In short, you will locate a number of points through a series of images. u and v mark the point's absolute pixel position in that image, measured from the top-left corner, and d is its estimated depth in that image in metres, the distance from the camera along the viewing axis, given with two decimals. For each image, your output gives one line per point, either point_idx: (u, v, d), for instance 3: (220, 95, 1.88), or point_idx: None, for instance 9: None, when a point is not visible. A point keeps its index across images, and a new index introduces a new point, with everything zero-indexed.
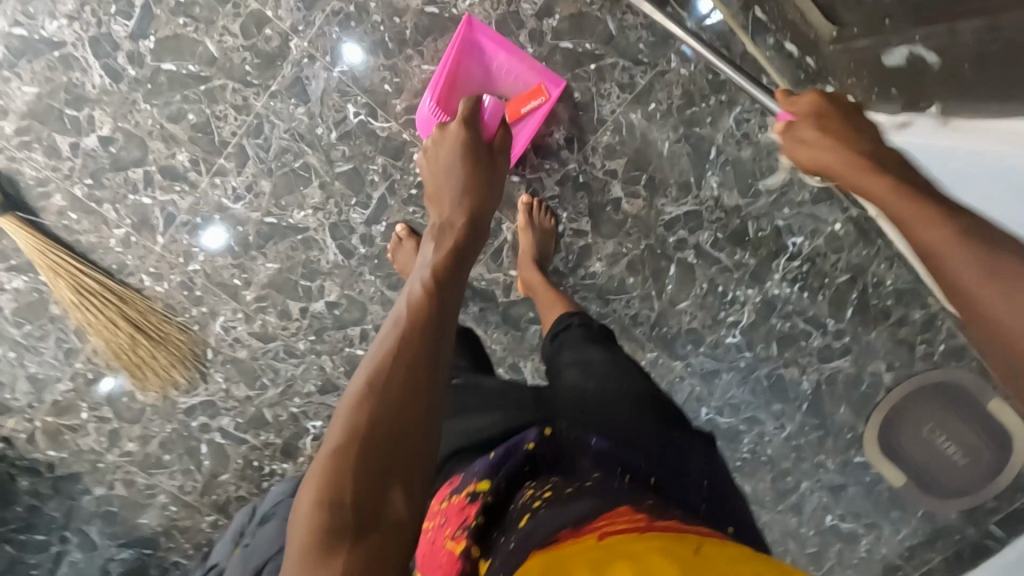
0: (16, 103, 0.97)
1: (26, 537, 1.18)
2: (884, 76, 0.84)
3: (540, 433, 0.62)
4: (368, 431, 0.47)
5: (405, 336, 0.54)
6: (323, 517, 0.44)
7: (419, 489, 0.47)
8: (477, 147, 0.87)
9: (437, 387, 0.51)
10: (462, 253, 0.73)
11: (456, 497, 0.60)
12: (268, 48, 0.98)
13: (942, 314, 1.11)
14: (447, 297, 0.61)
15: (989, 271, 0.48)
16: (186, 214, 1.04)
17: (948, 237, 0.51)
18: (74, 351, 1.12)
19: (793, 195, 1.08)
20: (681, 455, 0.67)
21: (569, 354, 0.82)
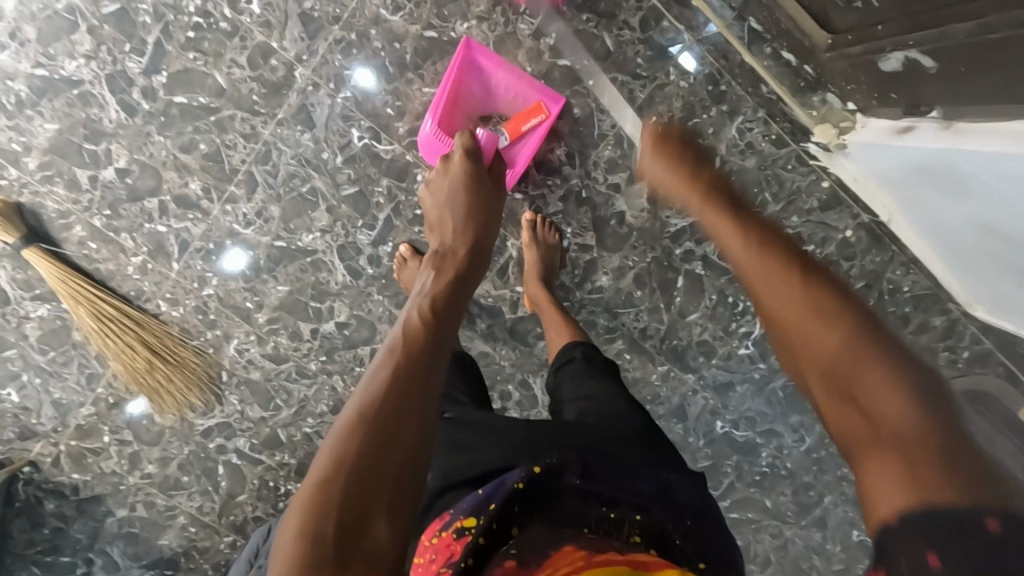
0: (39, 139, 1.02)
1: (52, 559, 1.21)
2: (883, 81, 0.84)
3: (528, 471, 0.62)
4: (355, 462, 0.48)
5: (400, 368, 0.57)
6: (302, 549, 0.44)
7: (400, 521, 0.48)
8: (481, 175, 0.89)
9: (427, 412, 0.54)
10: (460, 282, 0.76)
11: (443, 532, 0.60)
12: (274, 77, 1.00)
13: (964, 319, 1.05)
14: (446, 329, 0.66)
15: (772, 278, 0.58)
16: (200, 240, 1.07)
17: (779, 297, 0.56)
18: (96, 376, 1.15)
19: (802, 202, 1.02)
20: (668, 492, 0.64)
21: (571, 387, 0.81)
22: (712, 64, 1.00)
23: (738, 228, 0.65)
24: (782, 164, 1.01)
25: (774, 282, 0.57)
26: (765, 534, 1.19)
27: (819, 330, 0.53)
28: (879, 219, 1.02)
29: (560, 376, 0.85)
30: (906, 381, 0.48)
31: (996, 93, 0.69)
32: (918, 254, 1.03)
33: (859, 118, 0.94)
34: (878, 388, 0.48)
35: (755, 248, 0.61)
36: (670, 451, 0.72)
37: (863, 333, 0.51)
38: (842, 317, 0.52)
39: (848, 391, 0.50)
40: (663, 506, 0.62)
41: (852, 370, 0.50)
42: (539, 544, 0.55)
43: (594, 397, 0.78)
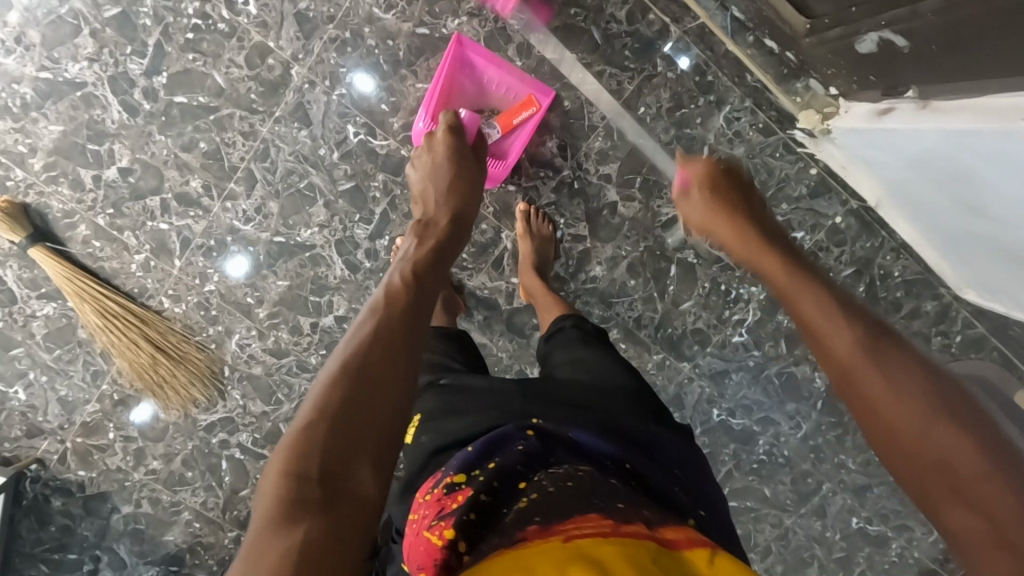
0: (44, 141, 1.04)
1: (59, 556, 1.22)
2: (860, 62, 0.86)
3: (526, 435, 0.64)
4: (337, 410, 0.50)
5: (381, 325, 0.58)
6: (286, 488, 0.46)
7: (385, 470, 0.49)
8: (462, 151, 0.92)
9: (411, 364, 0.55)
10: (444, 250, 0.76)
11: (436, 489, 0.62)
12: (271, 76, 1.03)
13: (956, 303, 1.07)
14: (428, 293, 0.66)
15: (851, 327, 0.49)
16: (201, 237, 1.09)
17: (862, 346, 0.48)
18: (101, 373, 1.18)
19: (790, 189, 1.04)
20: (653, 449, 0.70)
21: (564, 352, 0.87)
22: (698, 54, 1.02)
23: (801, 276, 0.55)
24: (770, 153, 1.03)
25: (856, 332, 0.49)
26: (765, 522, 1.20)
27: (917, 410, 0.45)
28: (867, 204, 1.04)
29: (552, 344, 0.90)
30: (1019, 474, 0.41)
31: (964, 70, 0.71)
32: (907, 239, 1.04)
33: (842, 103, 0.96)
34: (984, 473, 0.41)
35: (830, 301, 0.52)
36: (655, 410, 0.77)
37: (962, 413, 0.44)
38: (935, 384, 0.46)
39: (945, 472, 0.43)
40: (651, 461, 0.68)
41: (960, 461, 0.42)
42: (548, 500, 0.53)
43: (585, 360, 0.84)
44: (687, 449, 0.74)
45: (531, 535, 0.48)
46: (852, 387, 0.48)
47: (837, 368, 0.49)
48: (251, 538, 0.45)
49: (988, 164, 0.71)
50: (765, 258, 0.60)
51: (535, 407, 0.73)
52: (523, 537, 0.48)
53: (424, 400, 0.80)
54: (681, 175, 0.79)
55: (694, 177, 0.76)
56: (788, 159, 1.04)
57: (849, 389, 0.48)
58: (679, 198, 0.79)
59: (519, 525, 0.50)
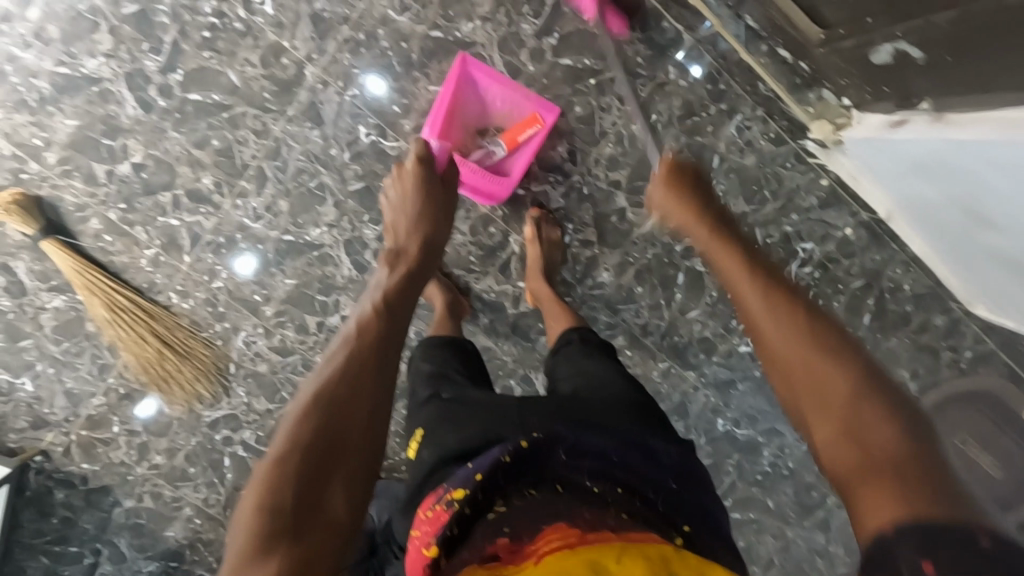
0: (59, 135, 1.05)
1: (60, 548, 1.23)
2: (874, 73, 0.85)
3: (516, 446, 0.64)
4: (308, 441, 0.57)
5: (353, 354, 0.66)
6: (262, 520, 0.52)
7: (355, 495, 0.56)
8: (432, 180, 0.91)
9: (377, 389, 0.63)
10: (417, 278, 0.83)
11: (436, 506, 0.63)
12: (285, 76, 1.04)
13: (966, 318, 1.06)
14: (398, 319, 0.74)
15: (767, 305, 0.57)
16: (211, 234, 1.10)
17: (776, 320, 0.56)
18: (108, 366, 1.18)
19: (800, 200, 1.04)
20: (654, 458, 0.70)
21: (567, 364, 0.87)
22: (711, 63, 1.02)
23: (739, 264, 0.63)
24: (780, 163, 1.03)
25: (778, 310, 0.57)
26: (768, 535, 1.18)
27: (820, 367, 0.52)
28: (878, 216, 1.04)
29: (557, 355, 0.91)
30: (902, 425, 0.49)
31: (981, 82, 0.71)
32: (918, 252, 1.03)
33: (854, 114, 0.94)
34: (867, 414, 0.50)
35: (759, 286, 0.60)
36: (657, 421, 0.77)
37: (856, 371, 0.52)
38: (828, 341, 0.54)
39: (835, 416, 0.51)
40: (651, 475, 0.67)
41: (847, 408, 0.50)
42: (520, 515, 0.57)
43: (587, 372, 0.84)
44: (690, 458, 0.73)
45: (503, 557, 0.52)
46: (769, 351, 0.56)
47: (757, 337, 0.57)
48: (231, 568, 0.51)
49: (996, 175, 0.72)
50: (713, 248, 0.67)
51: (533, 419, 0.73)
52: (496, 556, 0.53)
53: (427, 414, 0.80)
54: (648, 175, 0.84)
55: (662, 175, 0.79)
56: (798, 169, 1.03)
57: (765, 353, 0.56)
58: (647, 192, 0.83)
59: (491, 540, 0.55)
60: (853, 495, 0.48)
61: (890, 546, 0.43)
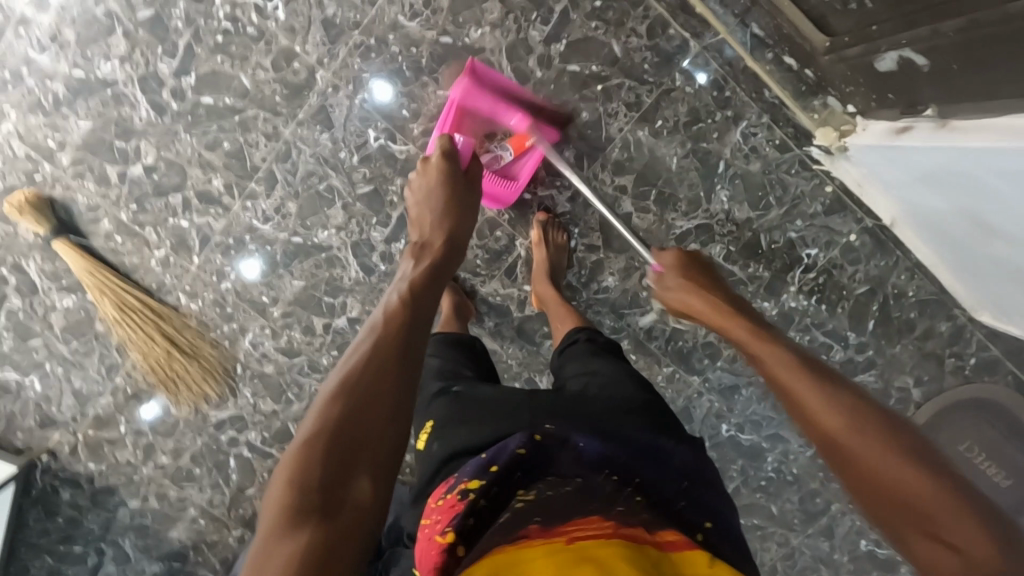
0: (73, 136, 1.07)
1: (65, 548, 1.24)
2: (880, 81, 0.86)
3: (529, 439, 0.67)
4: (338, 425, 0.57)
5: (379, 341, 0.66)
6: (292, 498, 0.52)
7: (382, 479, 0.56)
8: (457, 176, 0.93)
9: (407, 378, 0.63)
10: (442, 268, 0.83)
11: (449, 495, 0.64)
12: (296, 80, 1.05)
13: (971, 325, 1.06)
14: (424, 307, 0.73)
15: (824, 396, 0.57)
16: (220, 235, 1.11)
17: (836, 416, 0.56)
18: (116, 366, 1.19)
19: (805, 207, 1.05)
20: (662, 456, 0.71)
21: (575, 363, 0.88)
22: (717, 70, 1.03)
23: (788, 358, 0.63)
24: (785, 169, 1.04)
25: (837, 398, 0.57)
26: (772, 541, 1.18)
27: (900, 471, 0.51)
28: (882, 223, 1.04)
29: (564, 355, 0.92)
30: (988, 523, 0.48)
31: (987, 90, 0.71)
32: (921, 258, 1.04)
33: (859, 121, 0.96)
34: (950, 510, 0.48)
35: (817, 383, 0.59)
36: (665, 420, 0.77)
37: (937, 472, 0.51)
38: (898, 433, 0.54)
39: (920, 515, 0.50)
40: (659, 473, 0.68)
41: (936, 513, 0.49)
42: (546, 503, 0.58)
43: (596, 370, 0.84)
44: (699, 457, 0.73)
45: (533, 535, 0.53)
46: (842, 458, 0.55)
47: (819, 434, 0.57)
48: (260, 542, 0.51)
49: (1006, 184, 0.72)
50: (754, 344, 0.67)
51: (544, 415, 0.73)
52: (527, 536, 0.54)
53: (437, 407, 0.81)
54: (656, 265, 0.89)
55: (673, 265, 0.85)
56: (803, 176, 1.04)
57: (828, 449, 0.56)
58: (657, 281, 0.88)
59: (524, 523, 0.56)
60: None
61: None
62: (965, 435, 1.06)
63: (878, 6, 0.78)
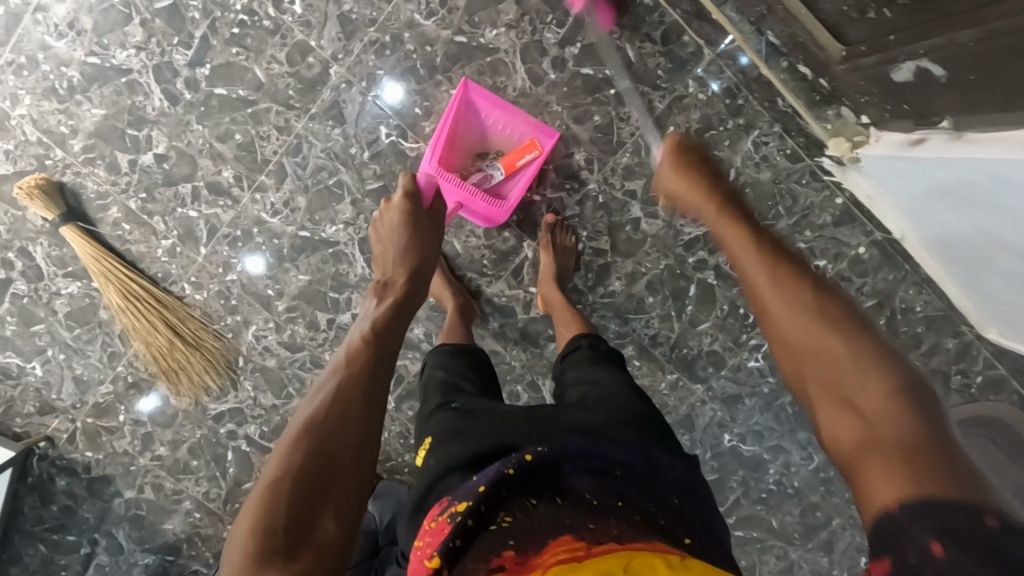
0: (85, 123, 1.07)
1: (59, 537, 1.24)
2: (895, 91, 0.85)
3: (521, 459, 0.65)
4: (299, 465, 0.59)
5: (340, 385, 0.68)
6: (256, 541, 0.54)
7: (346, 515, 0.58)
8: (419, 213, 0.92)
9: (367, 413, 0.66)
10: (408, 304, 0.84)
11: (439, 517, 0.63)
12: (310, 74, 1.05)
13: (977, 343, 1.06)
14: (386, 345, 0.76)
15: (774, 282, 0.60)
16: (228, 227, 1.11)
17: (780, 298, 0.59)
18: (118, 355, 1.19)
19: (814, 218, 1.05)
20: (657, 473, 0.69)
21: (575, 372, 0.89)
22: (730, 78, 1.03)
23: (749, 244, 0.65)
24: (796, 179, 1.04)
25: (785, 288, 0.59)
26: (770, 554, 1.17)
27: (831, 345, 0.54)
28: (892, 236, 1.04)
29: (568, 360, 0.93)
30: (916, 413, 0.47)
31: (1001, 103, 0.71)
32: (929, 274, 1.04)
33: (872, 132, 0.94)
34: (877, 397, 0.49)
35: (774, 267, 0.61)
36: (662, 433, 0.77)
37: (865, 351, 0.52)
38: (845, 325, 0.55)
39: (846, 395, 0.51)
40: (651, 492, 0.66)
41: (854, 387, 0.51)
42: (526, 525, 0.58)
43: (596, 381, 0.85)
44: (693, 473, 0.73)
45: (509, 567, 0.54)
46: (784, 344, 0.57)
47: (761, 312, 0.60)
48: None
49: (1011, 195, 0.72)
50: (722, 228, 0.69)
51: (537, 435, 0.72)
52: (503, 567, 0.54)
53: (437, 422, 0.80)
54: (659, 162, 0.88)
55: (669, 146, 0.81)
56: (813, 187, 1.04)
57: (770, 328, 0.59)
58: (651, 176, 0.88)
59: (497, 550, 0.56)
60: (861, 480, 0.46)
61: (888, 515, 0.41)
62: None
63: (897, 14, 0.79)
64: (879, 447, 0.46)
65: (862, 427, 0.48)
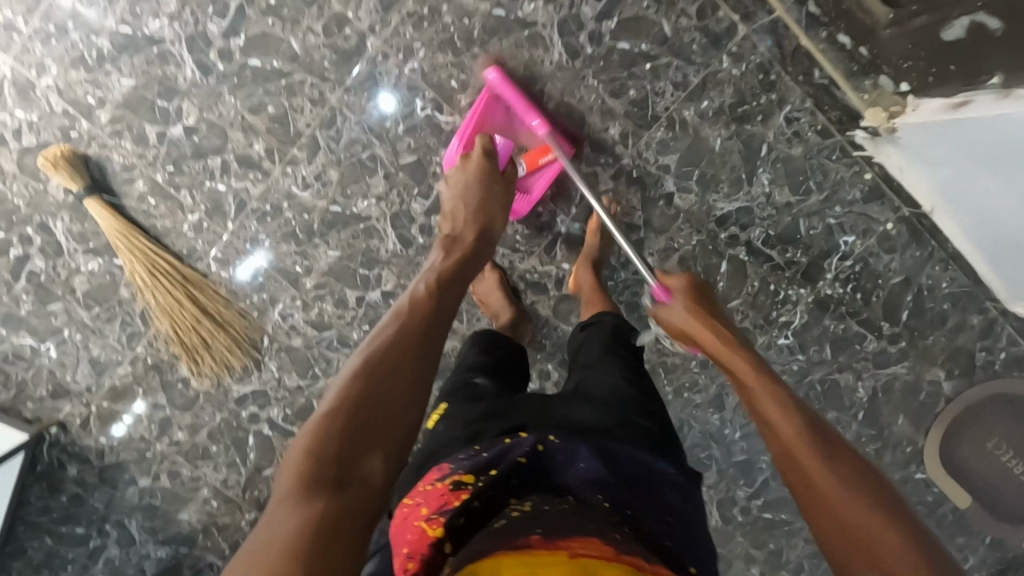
0: (115, 94, 1.06)
1: (66, 529, 1.19)
2: (944, 52, 0.86)
3: (534, 447, 0.65)
4: (358, 400, 0.60)
5: (404, 329, 0.68)
6: (308, 463, 0.54)
7: (392, 461, 0.58)
8: (494, 174, 0.96)
9: (428, 365, 0.66)
10: (469, 263, 0.84)
11: (439, 482, 0.63)
12: (347, 46, 1.05)
13: (1002, 320, 1.06)
14: (448, 301, 0.76)
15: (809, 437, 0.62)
16: (257, 201, 1.09)
17: (813, 456, 0.60)
18: (137, 335, 1.15)
19: (844, 193, 1.06)
20: (654, 495, 0.64)
21: (588, 355, 0.82)
22: (765, 53, 1.04)
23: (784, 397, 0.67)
24: (826, 155, 1.06)
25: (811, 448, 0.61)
26: (799, 537, 1.16)
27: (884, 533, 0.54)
28: (921, 211, 1.05)
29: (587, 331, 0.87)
30: None
31: None
32: (958, 249, 1.04)
33: (910, 101, 0.96)
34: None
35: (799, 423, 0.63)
36: (666, 436, 0.71)
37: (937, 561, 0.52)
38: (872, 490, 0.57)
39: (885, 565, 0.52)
40: (647, 501, 0.63)
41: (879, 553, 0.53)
42: (541, 519, 0.55)
43: (593, 380, 0.77)
44: (689, 504, 0.66)
45: (535, 546, 0.49)
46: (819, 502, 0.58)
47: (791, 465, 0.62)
48: (274, 502, 0.52)
49: None
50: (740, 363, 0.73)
51: (551, 426, 0.68)
52: (527, 546, 0.50)
53: (456, 393, 0.80)
54: (660, 286, 0.86)
55: (681, 291, 0.83)
56: (843, 162, 1.06)
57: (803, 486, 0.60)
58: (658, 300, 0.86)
59: (525, 533, 0.52)
60: None
61: None
62: (993, 434, 1.05)
63: None
64: None
65: None
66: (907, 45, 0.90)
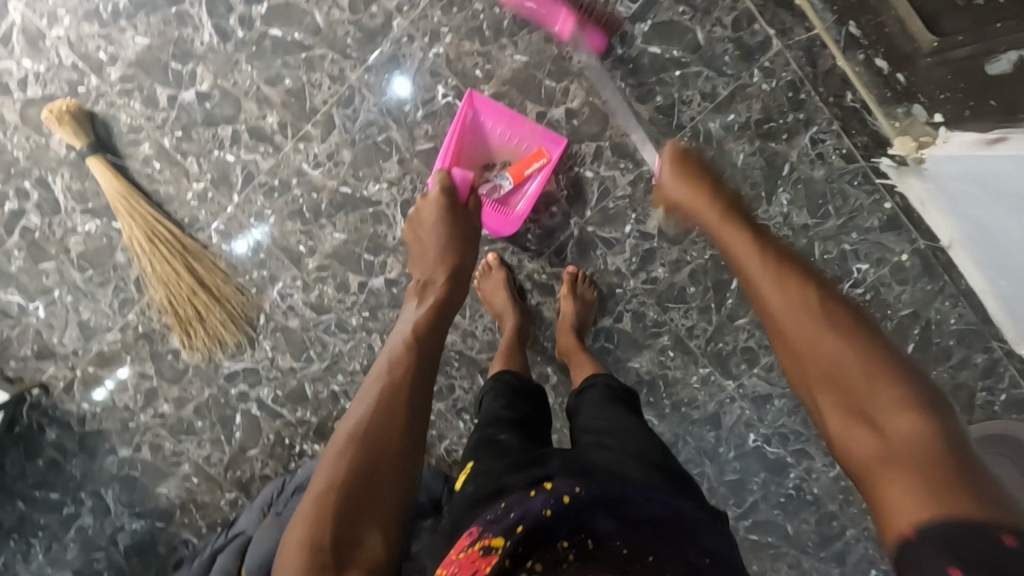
0: (128, 52, 1.03)
1: (41, 493, 1.16)
2: (984, 86, 0.83)
3: (558, 499, 0.61)
4: (344, 479, 0.61)
5: (382, 391, 0.69)
6: (307, 555, 0.57)
7: (389, 529, 0.61)
8: (456, 211, 0.93)
9: (407, 424, 0.67)
10: (444, 308, 0.85)
11: (470, 548, 0.59)
12: (372, 24, 1.02)
13: (1007, 360, 1.05)
14: (428, 350, 0.76)
15: (777, 277, 0.64)
16: (265, 175, 1.07)
17: (785, 290, 0.62)
18: (130, 302, 1.12)
19: (862, 220, 1.05)
20: (687, 537, 0.62)
21: (590, 406, 0.81)
22: (796, 71, 1.02)
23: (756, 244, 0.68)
24: (848, 180, 1.04)
25: (789, 283, 0.63)
26: (783, 561, 1.16)
27: (840, 351, 0.56)
28: (939, 244, 1.03)
29: (580, 400, 0.83)
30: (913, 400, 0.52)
31: None
32: (970, 287, 1.03)
33: (940, 133, 0.94)
34: (884, 395, 0.53)
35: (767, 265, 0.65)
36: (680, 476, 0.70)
37: (908, 388, 0.53)
38: (840, 320, 0.59)
39: (846, 383, 0.55)
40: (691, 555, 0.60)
41: (836, 359, 0.56)
42: None
43: (611, 435, 0.73)
44: (722, 539, 0.65)
45: None
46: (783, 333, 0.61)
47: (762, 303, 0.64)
48: None
49: None
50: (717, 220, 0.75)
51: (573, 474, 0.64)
52: None
53: (480, 450, 0.76)
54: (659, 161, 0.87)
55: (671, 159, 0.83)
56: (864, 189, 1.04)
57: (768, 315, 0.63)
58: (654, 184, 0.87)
59: None
60: (876, 480, 0.50)
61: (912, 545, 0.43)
62: None
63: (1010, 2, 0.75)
64: (887, 455, 0.50)
65: (869, 435, 0.52)
66: (947, 76, 0.86)
